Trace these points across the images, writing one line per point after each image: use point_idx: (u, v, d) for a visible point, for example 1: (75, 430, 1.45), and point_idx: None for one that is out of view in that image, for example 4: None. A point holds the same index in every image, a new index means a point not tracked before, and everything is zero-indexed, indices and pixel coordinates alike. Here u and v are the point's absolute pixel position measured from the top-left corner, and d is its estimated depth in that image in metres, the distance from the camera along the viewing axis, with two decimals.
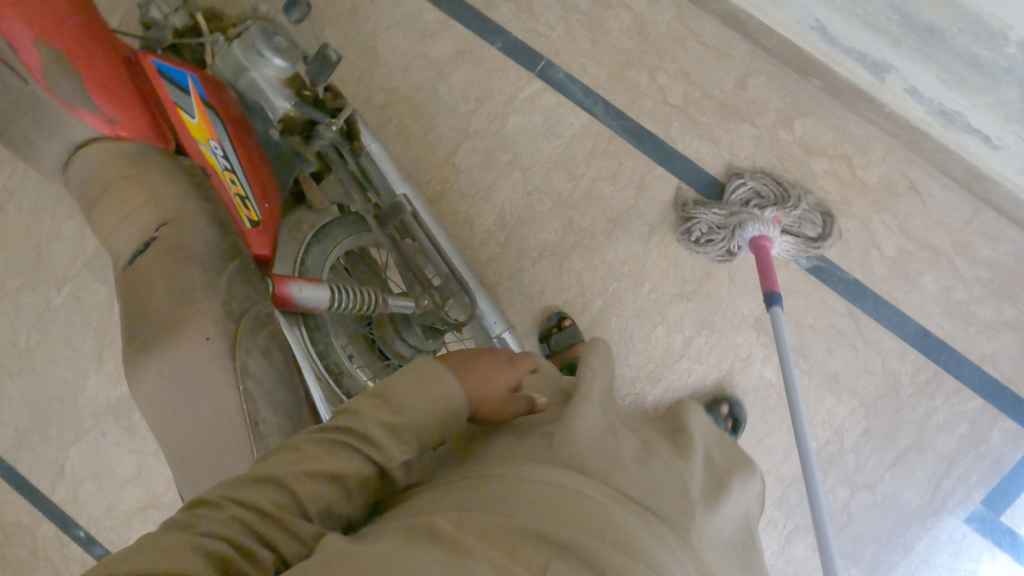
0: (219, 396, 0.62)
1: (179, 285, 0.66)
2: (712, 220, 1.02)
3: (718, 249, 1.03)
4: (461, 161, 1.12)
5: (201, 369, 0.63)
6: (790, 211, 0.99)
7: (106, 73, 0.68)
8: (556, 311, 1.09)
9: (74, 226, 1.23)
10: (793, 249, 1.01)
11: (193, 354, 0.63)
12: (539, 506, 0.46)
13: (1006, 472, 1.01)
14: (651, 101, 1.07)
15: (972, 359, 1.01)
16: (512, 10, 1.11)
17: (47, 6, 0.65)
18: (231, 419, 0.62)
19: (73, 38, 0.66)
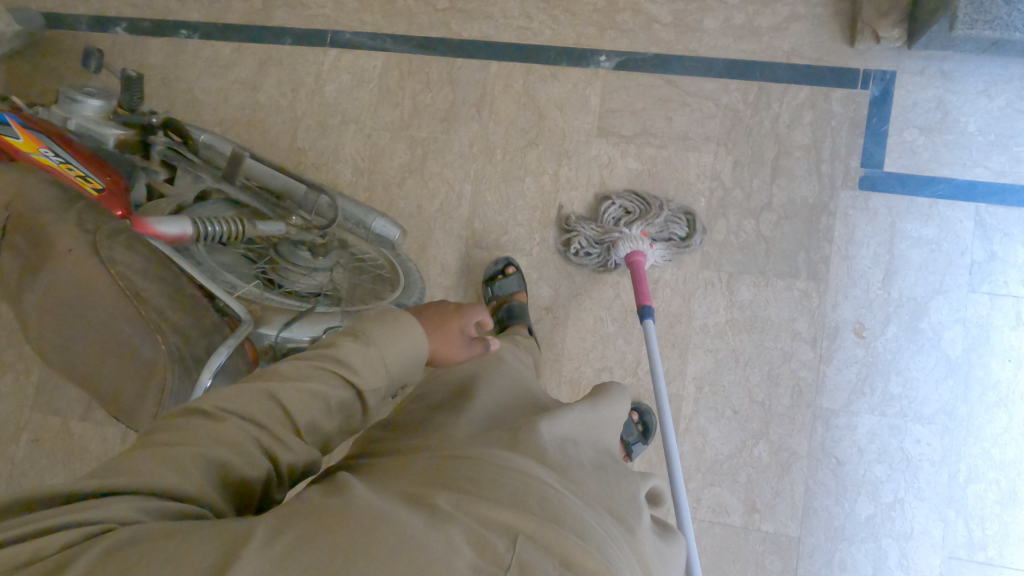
0: (98, 287, 0.69)
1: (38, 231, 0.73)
2: (589, 237, 1.10)
3: (596, 262, 1.11)
4: (303, 142, 1.24)
5: (75, 276, 0.69)
6: (655, 221, 1.08)
7: None
8: (504, 259, 1.13)
9: (10, 378, 1.30)
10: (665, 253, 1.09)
11: (65, 267, 0.70)
12: (527, 496, 0.51)
13: (865, 129, 1.08)
14: (425, 16, 1.22)
15: (780, 60, 1.11)
16: (287, 11, 1.27)
17: None
18: (115, 299, 0.69)
19: None
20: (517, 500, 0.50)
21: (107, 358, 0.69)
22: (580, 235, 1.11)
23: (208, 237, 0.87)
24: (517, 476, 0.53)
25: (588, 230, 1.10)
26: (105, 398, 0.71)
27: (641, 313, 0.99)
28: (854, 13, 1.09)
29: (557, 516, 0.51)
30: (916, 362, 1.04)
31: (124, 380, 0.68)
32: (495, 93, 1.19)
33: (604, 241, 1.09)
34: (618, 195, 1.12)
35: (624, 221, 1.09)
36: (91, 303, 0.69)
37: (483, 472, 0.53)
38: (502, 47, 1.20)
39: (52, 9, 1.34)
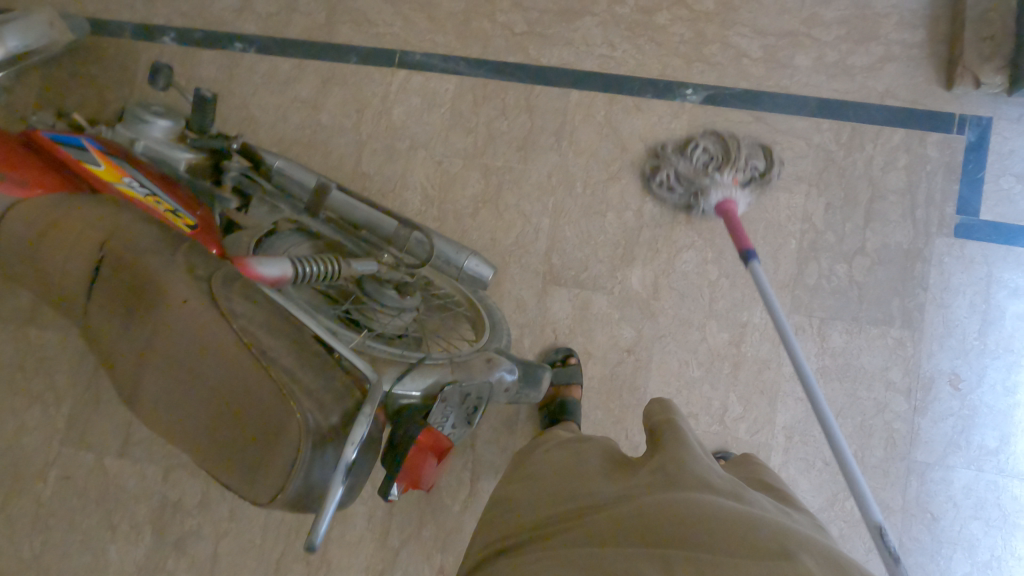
0: (217, 344, 0.62)
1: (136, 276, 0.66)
2: (679, 172, 1.07)
3: (682, 197, 1.08)
4: (368, 167, 1.17)
5: (191, 331, 0.63)
6: (738, 164, 1.04)
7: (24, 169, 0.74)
8: (562, 346, 1.09)
9: (39, 410, 1.20)
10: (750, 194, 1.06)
11: (178, 321, 0.63)
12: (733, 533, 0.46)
13: (961, 174, 1.06)
14: (502, 39, 1.17)
15: (875, 101, 1.08)
16: (352, 27, 1.21)
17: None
18: (234, 356, 0.62)
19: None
20: (727, 545, 0.45)
21: (224, 423, 0.62)
22: (669, 169, 1.08)
23: (305, 276, 0.81)
24: (700, 514, 0.48)
25: (677, 163, 1.07)
26: (218, 465, 0.64)
27: (745, 255, 0.88)
28: (951, 55, 1.07)
29: (772, 543, 0.46)
30: (1014, 417, 1.02)
31: (246, 449, 0.61)
32: (575, 123, 1.14)
33: (694, 183, 1.06)
34: (702, 138, 1.08)
35: (713, 165, 1.05)
36: (209, 361, 0.62)
37: (661, 523, 0.48)
38: (584, 76, 1.15)
39: (95, 14, 1.25)
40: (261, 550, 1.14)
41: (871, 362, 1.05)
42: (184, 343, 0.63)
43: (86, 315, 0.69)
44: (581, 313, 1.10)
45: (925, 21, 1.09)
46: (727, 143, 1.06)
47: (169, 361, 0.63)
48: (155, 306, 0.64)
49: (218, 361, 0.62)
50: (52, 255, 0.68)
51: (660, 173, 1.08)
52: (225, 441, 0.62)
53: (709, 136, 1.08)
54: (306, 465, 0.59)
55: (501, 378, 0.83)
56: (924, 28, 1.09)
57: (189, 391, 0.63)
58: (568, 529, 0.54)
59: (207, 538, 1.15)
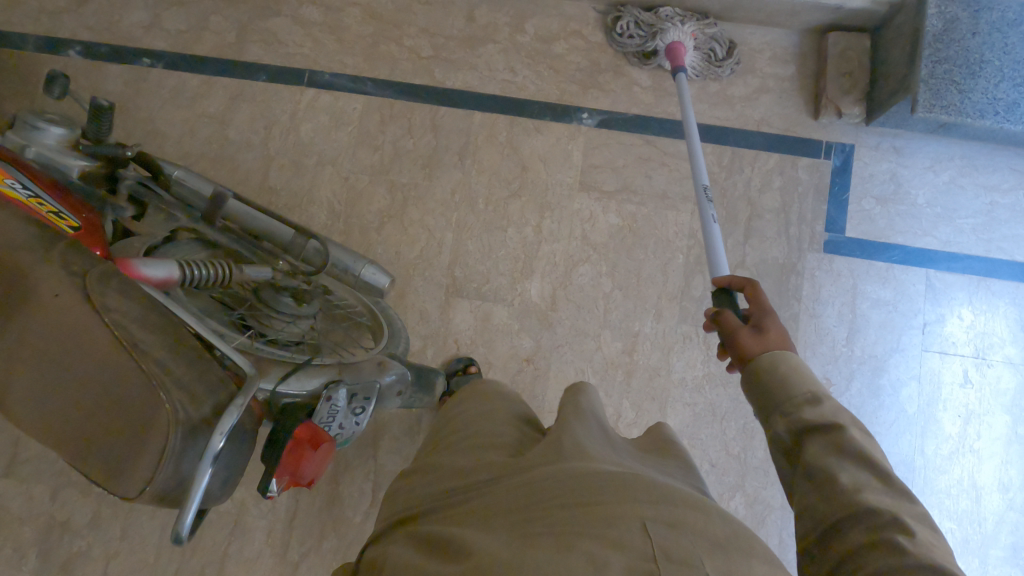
0: (87, 339, 0.63)
1: None
2: (641, 19, 1.16)
3: (636, 44, 1.17)
4: (275, 182, 1.19)
5: (62, 325, 0.63)
6: (705, 31, 1.15)
7: None
8: (462, 356, 1.11)
9: None
10: (698, 65, 1.16)
11: (47, 317, 0.63)
12: (626, 492, 0.50)
13: (829, 196, 1.16)
14: (408, 62, 1.22)
15: (752, 127, 1.18)
16: (261, 46, 1.24)
17: None
18: (104, 349, 0.62)
19: None
20: (622, 499, 0.49)
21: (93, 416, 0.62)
22: (629, 18, 1.17)
23: (194, 279, 0.82)
24: (594, 474, 0.52)
25: (638, 12, 1.16)
26: (87, 462, 0.63)
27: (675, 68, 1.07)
28: (818, 89, 1.18)
29: (654, 491, 0.51)
30: (879, 417, 1.10)
31: (113, 443, 0.62)
32: (478, 143, 1.19)
33: (654, 28, 1.15)
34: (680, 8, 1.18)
35: (678, 20, 1.14)
36: (82, 352, 0.63)
37: (557, 485, 0.52)
38: (487, 99, 1.20)
39: None
40: (154, 570, 1.11)
41: None
42: (53, 336, 0.63)
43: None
44: (483, 324, 1.14)
45: (795, 57, 1.19)
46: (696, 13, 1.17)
47: (36, 354, 0.63)
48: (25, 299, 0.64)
49: (92, 352, 0.63)
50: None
51: (620, 21, 1.17)
52: (95, 436, 0.62)
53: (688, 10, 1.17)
54: (174, 456, 0.61)
55: (392, 381, 0.85)
56: (794, 63, 1.19)
57: (58, 383, 0.63)
58: (467, 494, 0.57)
59: (96, 561, 1.11)
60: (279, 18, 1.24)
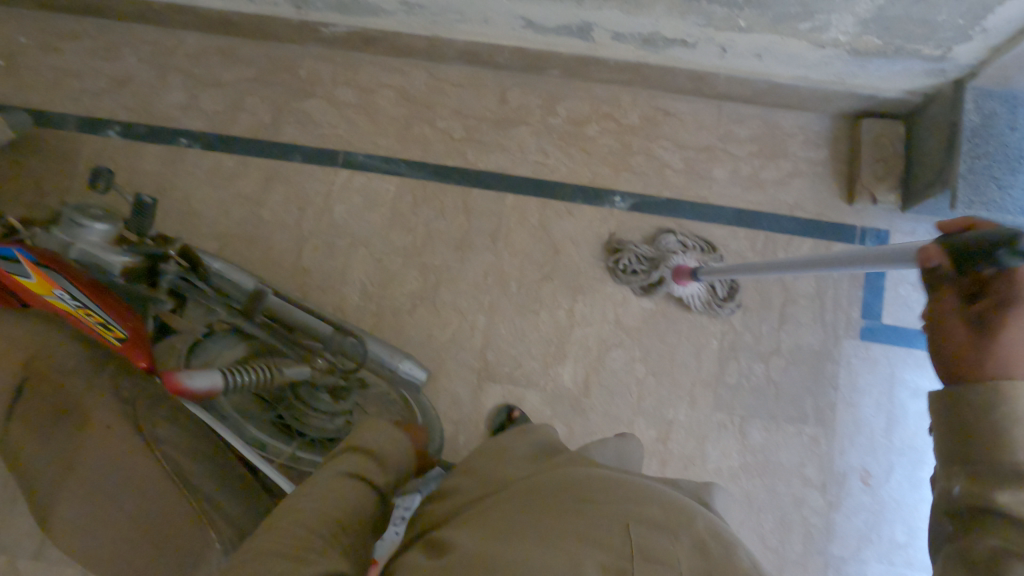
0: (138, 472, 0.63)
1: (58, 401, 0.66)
2: (640, 254, 1.15)
3: (638, 280, 1.14)
4: (308, 263, 1.19)
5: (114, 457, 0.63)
6: (708, 258, 1.14)
7: None
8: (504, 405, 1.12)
9: None
10: (703, 300, 1.13)
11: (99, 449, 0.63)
12: (618, 491, 0.55)
13: (864, 281, 1.15)
14: (442, 144, 1.23)
15: (786, 212, 1.18)
16: (296, 127, 1.25)
17: None
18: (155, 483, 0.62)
19: None
20: (620, 499, 0.54)
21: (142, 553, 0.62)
22: (629, 252, 1.15)
23: (237, 388, 0.82)
24: (593, 475, 0.58)
25: (636, 247, 1.15)
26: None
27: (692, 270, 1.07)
28: (851, 174, 1.17)
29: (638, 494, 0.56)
30: (919, 511, 1.08)
31: None
32: (511, 226, 1.20)
33: (654, 259, 1.14)
34: (678, 232, 1.17)
35: (679, 250, 1.14)
36: (134, 482, 0.63)
37: (581, 484, 0.57)
38: (519, 181, 1.21)
39: (39, 107, 1.26)
40: None
41: (789, 456, 1.10)
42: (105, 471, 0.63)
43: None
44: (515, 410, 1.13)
45: (827, 141, 1.19)
46: (696, 237, 1.16)
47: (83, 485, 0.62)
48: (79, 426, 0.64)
49: (145, 482, 0.63)
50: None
51: (621, 257, 1.15)
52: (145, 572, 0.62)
53: (684, 232, 1.17)
54: None
55: None
56: (826, 147, 1.19)
57: (106, 515, 0.63)
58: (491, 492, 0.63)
59: None
60: (314, 98, 1.26)
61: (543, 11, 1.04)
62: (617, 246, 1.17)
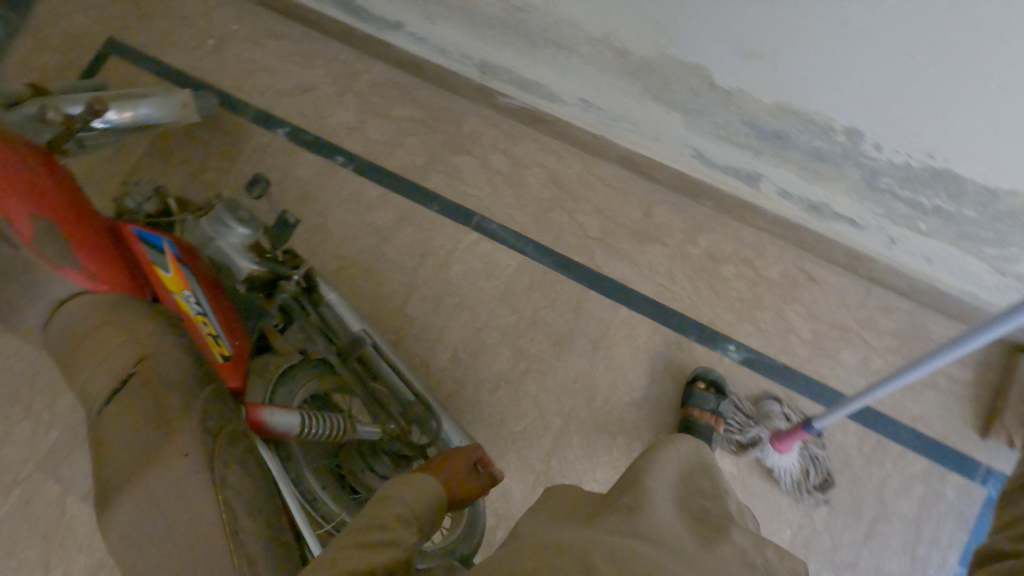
0: (195, 511, 0.64)
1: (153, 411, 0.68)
2: (740, 408, 1.09)
3: (730, 434, 1.08)
4: (412, 310, 1.21)
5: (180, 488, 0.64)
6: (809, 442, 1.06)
7: (88, 236, 0.80)
8: None
9: (25, 429, 1.24)
10: (796, 479, 1.05)
11: (170, 474, 0.64)
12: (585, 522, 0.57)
13: (973, 527, 1.04)
14: (574, 237, 1.23)
15: (906, 421, 1.09)
16: (444, 178, 1.28)
17: (52, 198, 0.80)
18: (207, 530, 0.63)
19: (65, 217, 0.80)
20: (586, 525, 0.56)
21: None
22: (729, 403, 1.09)
23: (307, 436, 0.82)
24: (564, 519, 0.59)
25: (738, 400, 1.09)
26: None
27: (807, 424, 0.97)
28: (993, 406, 1.07)
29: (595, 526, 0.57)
30: None
31: None
32: (615, 339, 1.17)
33: (752, 419, 1.08)
34: (787, 401, 1.10)
35: (782, 420, 1.07)
36: (168, 491, 0.64)
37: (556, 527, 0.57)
38: (638, 298, 1.18)
39: (228, 92, 1.36)
40: None
41: None
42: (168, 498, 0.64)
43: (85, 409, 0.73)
44: None
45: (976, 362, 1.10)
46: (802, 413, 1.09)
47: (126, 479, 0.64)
48: (155, 425, 0.68)
49: (181, 494, 0.64)
50: (90, 348, 0.73)
51: (719, 404, 1.10)
52: None
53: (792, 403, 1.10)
54: None
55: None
56: (973, 368, 1.10)
57: (141, 513, 0.64)
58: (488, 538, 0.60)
59: None
60: (469, 155, 1.28)
61: (717, 149, 1.02)
62: (718, 392, 1.11)
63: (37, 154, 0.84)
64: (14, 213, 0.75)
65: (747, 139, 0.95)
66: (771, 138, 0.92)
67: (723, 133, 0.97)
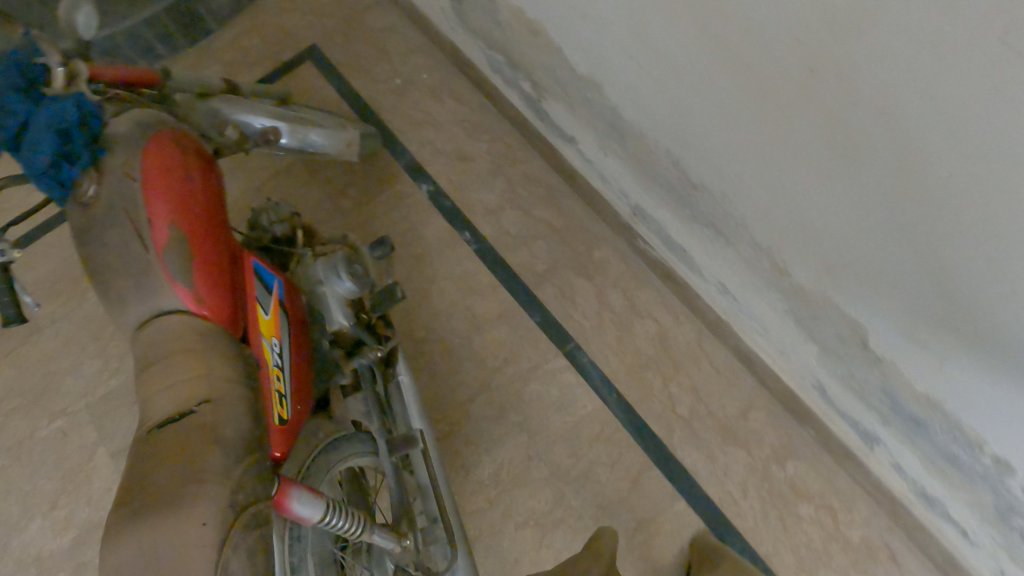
0: None
1: (194, 461, 0.68)
2: None
3: None
4: (474, 409, 1.19)
5: (183, 553, 0.61)
6: None
7: (210, 259, 0.83)
8: None
9: (96, 366, 1.31)
10: None
11: (181, 533, 0.62)
12: None
13: None
14: (659, 405, 1.16)
15: None
16: (556, 292, 1.26)
17: (193, 215, 0.84)
18: None
19: (198, 236, 0.83)
20: None
21: None
22: None
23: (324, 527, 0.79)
24: None
25: None
26: None
27: None
28: None
29: None
30: None
31: None
32: (660, 529, 1.09)
33: None
34: None
35: None
36: (161, 536, 0.62)
37: None
38: (700, 496, 1.10)
39: (393, 134, 1.41)
40: None
41: None
42: (168, 557, 0.61)
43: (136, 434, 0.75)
44: None
45: None
46: None
47: (129, 514, 0.64)
48: (179, 469, 0.67)
49: (172, 544, 0.61)
50: (160, 373, 0.75)
51: None
52: None
53: None
54: None
55: None
56: None
57: (138, 562, 0.61)
58: None
59: None
60: (588, 281, 1.25)
61: (843, 395, 0.94)
62: None
63: (199, 172, 0.89)
64: (155, 220, 0.79)
65: (880, 405, 0.87)
66: (907, 418, 0.84)
67: (856, 386, 0.89)
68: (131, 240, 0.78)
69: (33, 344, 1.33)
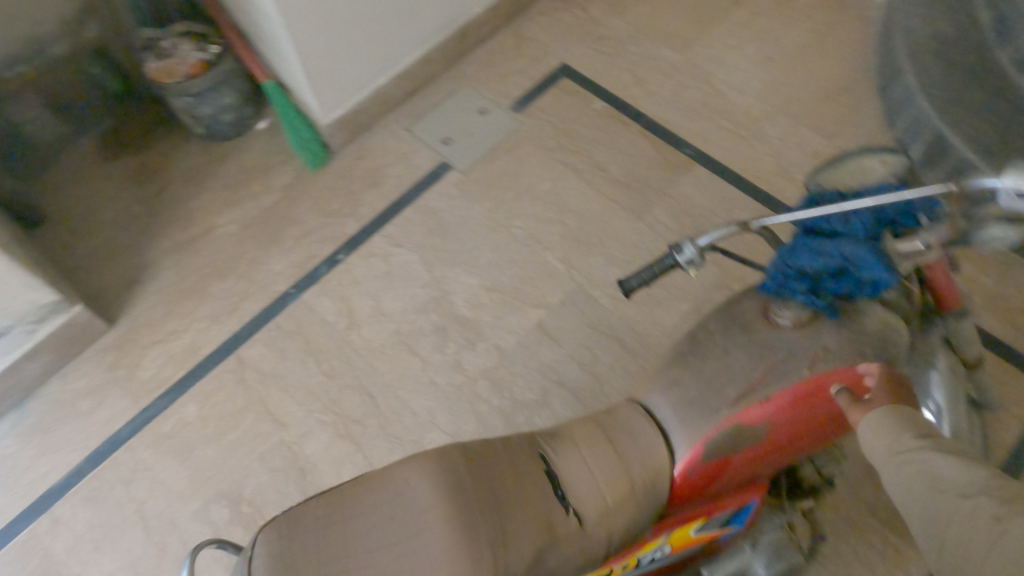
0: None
1: (521, 529, 0.65)
2: None
3: None
4: None
5: (432, 563, 0.61)
6: None
7: (737, 463, 0.73)
8: None
9: (616, 279, 1.35)
10: None
11: (449, 555, 0.61)
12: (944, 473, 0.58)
13: None
14: None
15: None
16: None
17: (788, 432, 0.72)
18: None
19: (763, 444, 0.72)
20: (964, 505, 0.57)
21: (349, 537, 0.63)
22: None
23: None
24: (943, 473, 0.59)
25: None
26: (330, 501, 0.66)
27: None
28: None
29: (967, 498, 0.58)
30: None
31: (317, 537, 0.63)
32: None
33: None
34: None
35: None
36: (432, 527, 0.63)
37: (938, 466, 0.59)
38: None
39: None
40: (397, 387, 1.28)
41: None
42: (428, 549, 0.62)
43: (539, 433, 0.76)
44: None
45: None
46: None
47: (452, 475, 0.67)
48: (496, 515, 0.65)
49: (423, 542, 0.62)
50: (602, 453, 0.73)
51: None
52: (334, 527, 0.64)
53: None
54: None
55: None
56: None
57: (425, 515, 0.64)
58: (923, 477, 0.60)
59: (433, 352, 1.31)
60: None
61: None
62: None
63: (850, 414, 0.74)
64: (767, 405, 0.70)
65: None
66: None
67: None
68: (738, 381, 0.71)
69: (625, 218, 1.42)
